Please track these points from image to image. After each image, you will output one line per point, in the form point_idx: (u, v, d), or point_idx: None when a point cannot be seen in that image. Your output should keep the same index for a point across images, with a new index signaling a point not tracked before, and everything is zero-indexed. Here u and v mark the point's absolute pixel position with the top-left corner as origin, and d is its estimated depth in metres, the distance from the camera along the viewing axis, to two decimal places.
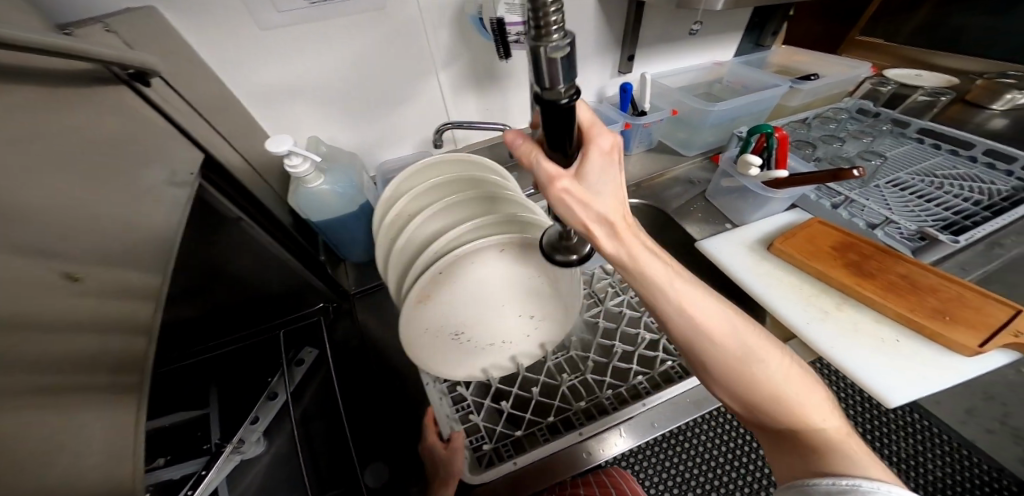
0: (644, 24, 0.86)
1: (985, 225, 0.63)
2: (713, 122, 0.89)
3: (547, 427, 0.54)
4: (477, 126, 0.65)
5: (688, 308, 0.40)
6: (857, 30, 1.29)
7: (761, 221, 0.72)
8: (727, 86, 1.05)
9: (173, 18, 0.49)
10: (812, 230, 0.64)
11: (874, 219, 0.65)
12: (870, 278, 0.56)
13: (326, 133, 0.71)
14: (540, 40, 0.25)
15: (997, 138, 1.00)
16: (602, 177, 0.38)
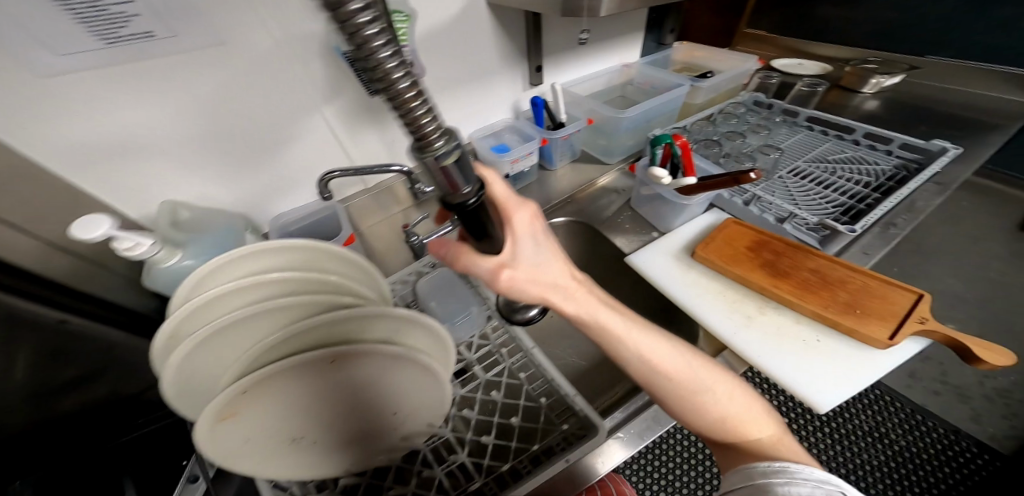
0: (544, 35, 0.83)
1: (877, 208, 0.68)
2: (627, 127, 0.89)
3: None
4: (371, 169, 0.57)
5: (645, 350, 0.40)
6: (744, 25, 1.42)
7: (684, 226, 0.73)
8: (638, 89, 1.07)
9: None
10: (732, 231, 0.66)
11: (782, 214, 0.68)
12: (788, 276, 0.58)
13: (186, 190, 0.59)
14: (426, 157, 0.24)
15: (870, 119, 1.12)
16: (537, 250, 0.40)
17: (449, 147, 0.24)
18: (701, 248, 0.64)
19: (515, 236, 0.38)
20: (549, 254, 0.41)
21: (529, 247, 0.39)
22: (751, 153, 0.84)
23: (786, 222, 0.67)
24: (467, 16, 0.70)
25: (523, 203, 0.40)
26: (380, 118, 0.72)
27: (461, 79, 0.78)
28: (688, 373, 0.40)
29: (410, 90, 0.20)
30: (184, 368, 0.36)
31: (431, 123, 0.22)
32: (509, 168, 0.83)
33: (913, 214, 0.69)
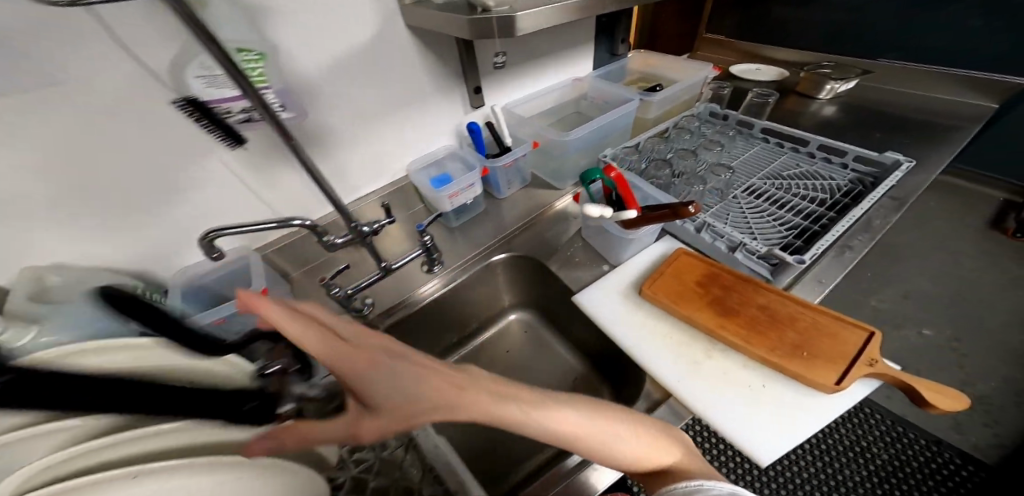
0: (478, 55, 0.78)
1: (831, 231, 0.67)
2: (575, 150, 0.85)
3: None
4: (260, 226, 0.50)
5: (565, 431, 0.33)
6: (705, 28, 1.46)
7: (636, 256, 0.71)
8: (592, 105, 1.02)
9: None
10: (682, 265, 0.65)
11: (733, 242, 0.66)
12: (736, 314, 0.57)
13: (58, 249, 0.53)
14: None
15: (831, 125, 1.09)
16: (391, 384, 0.30)
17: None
18: (649, 287, 0.63)
19: (350, 371, 0.31)
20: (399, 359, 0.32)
21: (375, 373, 0.30)
22: (704, 174, 0.81)
23: (738, 251, 0.65)
24: (380, 42, 0.64)
25: (340, 323, 0.35)
26: (293, 157, 0.66)
27: (387, 108, 0.72)
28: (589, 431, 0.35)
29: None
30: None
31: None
32: (448, 202, 0.77)
33: (862, 236, 0.70)
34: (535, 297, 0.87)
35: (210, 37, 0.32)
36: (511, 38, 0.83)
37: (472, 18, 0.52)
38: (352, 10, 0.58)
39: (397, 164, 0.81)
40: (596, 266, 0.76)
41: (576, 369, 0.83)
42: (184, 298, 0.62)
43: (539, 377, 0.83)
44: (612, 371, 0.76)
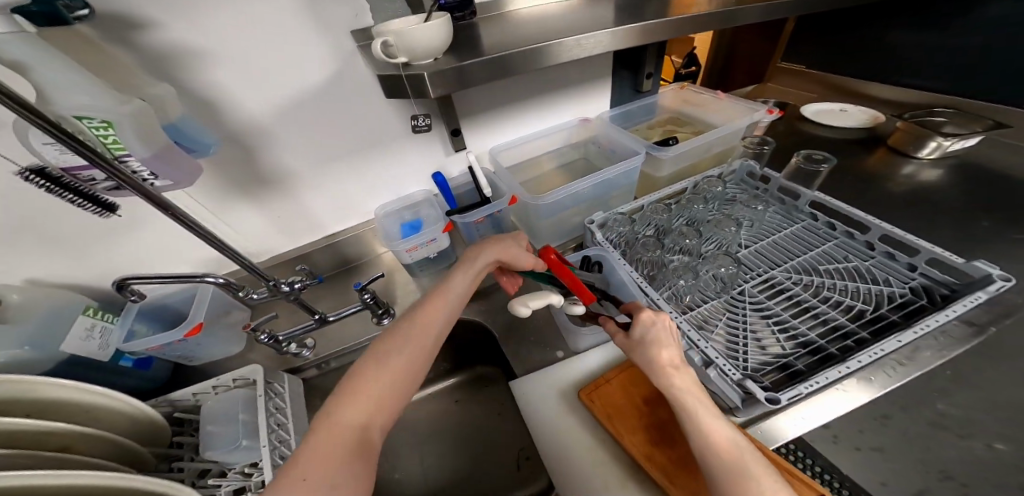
0: (459, 96, 0.69)
1: (847, 362, 0.47)
2: (550, 213, 0.73)
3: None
4: (173, 280, 0.51)
5: (699, 419, 0.37)
6: (777, 56, 1.21)
7: (592, 352, 0.66)
8: (598, 152, 0.84)
9: None
10: (635, 370, 0.60)
11: (711, 357, 0.50)
12: (665, 440, 0.51)
13: (33, 271, 0.58)
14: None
15: (931, 195, 0.82)
16: (646, 327, 0.44)
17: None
18: (588, 390, 0.58)
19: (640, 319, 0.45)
20: (665, 335, 0.43)
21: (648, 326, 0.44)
22: (704, 257, 0.68)
23: (709, 367, 0.49)
24: (338, 81, 0.60)
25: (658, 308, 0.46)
26: (252, 192, 0.65)
27: (353, 150, 0.68)
28: (684, 384, 0.40)
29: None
30: None
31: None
32: (406, 255, 0.73)
33: (882, 377, 0.50)
34: (497, 356, 0.80)
35: (39, 120, 0.30)
36: (489, 84, 0.70)
37: (382, 74, 0.44)
38: (302, 43, 0.54)
39: (365, 205, 0.78)
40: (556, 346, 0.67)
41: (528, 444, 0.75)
42: (143, 317, 0.66)
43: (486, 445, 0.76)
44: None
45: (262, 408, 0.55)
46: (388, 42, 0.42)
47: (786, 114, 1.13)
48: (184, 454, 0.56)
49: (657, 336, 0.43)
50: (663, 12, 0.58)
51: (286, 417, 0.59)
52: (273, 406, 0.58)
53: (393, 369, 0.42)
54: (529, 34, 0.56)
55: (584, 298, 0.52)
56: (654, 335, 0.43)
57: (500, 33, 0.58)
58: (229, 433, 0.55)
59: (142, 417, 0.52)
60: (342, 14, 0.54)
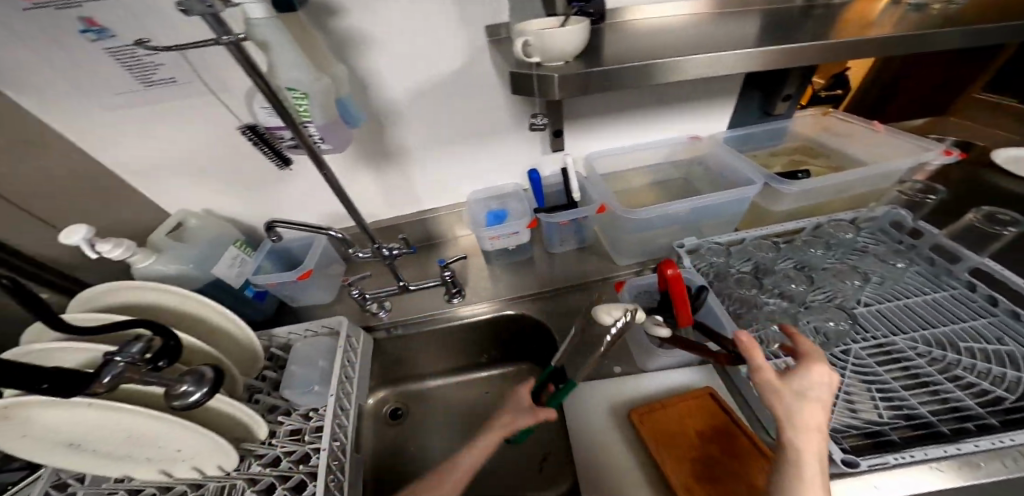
0: (569, 101, 0.69)
1: (955, 445, 0.41)
2: (639, 228, 0.70)
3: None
4: (302, 226, 0.60)
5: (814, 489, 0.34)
6: (974, 87, 0.97)
7: (653, 376, 0.62)
8: (706, 173, 0.79)
9: (30, 106, 0.54)
10: (695, 404, 0.56)
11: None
12: (715, 484, 0.48)
13: (206, 203, 0.74)
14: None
15: None
16: (814, 386, 0.38)
17: (205, 394, 0.43)
18: (638, 411, 0.56)
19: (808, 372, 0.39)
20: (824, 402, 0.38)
21: (812, 384, 0.39)
22: (809, 306, 0.59)
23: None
24: (463, 73, 0.64)
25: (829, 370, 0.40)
26: (370, 163, 0.74)
27: (461, 139, 0.73)
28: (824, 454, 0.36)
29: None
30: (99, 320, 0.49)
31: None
32: (488, 243, 0.77)
33: (995, 465, 0.41)
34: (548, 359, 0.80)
35: (262, 83, 0.37)
36: (603, 93, 0.69)
37: (515, 70, 0.47)
38: (442, 37, 0.59)
39: (459, 190, 0.83)
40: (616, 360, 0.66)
41: (556, 449, 0.75)
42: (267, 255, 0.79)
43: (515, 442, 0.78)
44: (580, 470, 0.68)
45: (339, 360, 0.64)
46: (528, 41, 0.45)
47: (964, 158, 0.91)
48: (261, 388, 0.66)
49: (818, 399, 0.38)
50: (825, 34, 0.52)
51: (354, 374, 0.67)
52: (346, 359, 0.67)
53: None
54: (659, 46, 0.55)
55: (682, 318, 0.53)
56: (815, 394, 0.38)
57: (630, 41, 0.57)
58: (307, 375, 0.66)
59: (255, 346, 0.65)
60: (483, 12, 0.57)
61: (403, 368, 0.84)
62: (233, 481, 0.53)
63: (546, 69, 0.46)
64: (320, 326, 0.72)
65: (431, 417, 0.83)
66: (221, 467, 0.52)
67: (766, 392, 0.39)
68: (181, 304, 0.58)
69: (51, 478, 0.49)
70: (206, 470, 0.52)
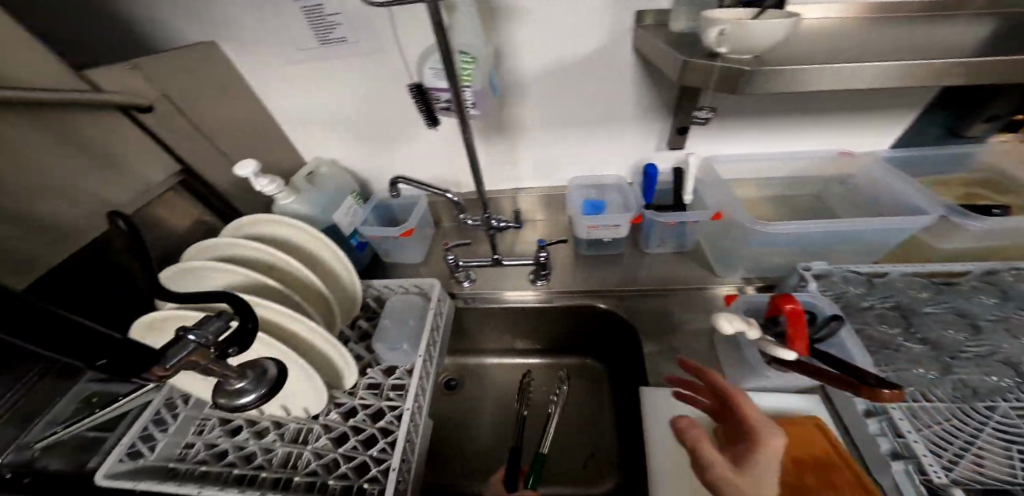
0: (706, 97, 0.65)
1: None
2: (761, 243, 0.65)
3: (233, 476, 0.55)
4: (426, 186, 0.63)
5: None
6: None
7: (749, 394, 0.56)
8: (852, 194, 0.70)
9: (231, 54, 0.64)
10: (798, 434, 0.50)
11: (907, 451, 0.44)
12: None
13: (337, 154, 0.82)
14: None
15: None
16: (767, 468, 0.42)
17: (259, 395, 0.43)
18: (727, 426, 0.51)
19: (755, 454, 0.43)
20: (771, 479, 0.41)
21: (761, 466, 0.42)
22: (960, 358, 0.51)
23: (896, 459, 0.44)
24: (598, 56, 0.63)
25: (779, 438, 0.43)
26: (485, 135, 0.77)
27: (578, 124, 0.73)
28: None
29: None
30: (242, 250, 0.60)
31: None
32: (584, 231, 0.75)
33: None
34: (618, 359, 0.78)
35: (443, 44, 0.39)
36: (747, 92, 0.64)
37: (693, 62, 0.44)
38: (590, 21, 0.58)
39: (561, 174, 0.83)
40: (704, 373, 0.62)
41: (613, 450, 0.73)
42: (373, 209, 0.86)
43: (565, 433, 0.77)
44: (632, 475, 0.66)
45: (429, 323, 0.67)
46: (723, 31, 0.41)
47: None
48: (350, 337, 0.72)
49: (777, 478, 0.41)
50: None
51: (437, 338, 0.69)
52: (435, 324, 0.69)
53: None
54: (839, 46, 0.49)
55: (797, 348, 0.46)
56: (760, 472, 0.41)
57: (800, 39, 0.52)
58: (398, 332, 0.68)
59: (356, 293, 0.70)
60: None
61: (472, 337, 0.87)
62: (313, 425, 0.61)
63: (733, 61, 0.43)
64: (412, 284, 0.75)
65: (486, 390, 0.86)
66: (308, 409, 0.61)
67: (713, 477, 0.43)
68: (307, 239, 0.66)
69: (167, 394, 0.62)
70: (292, 409, 0.61)
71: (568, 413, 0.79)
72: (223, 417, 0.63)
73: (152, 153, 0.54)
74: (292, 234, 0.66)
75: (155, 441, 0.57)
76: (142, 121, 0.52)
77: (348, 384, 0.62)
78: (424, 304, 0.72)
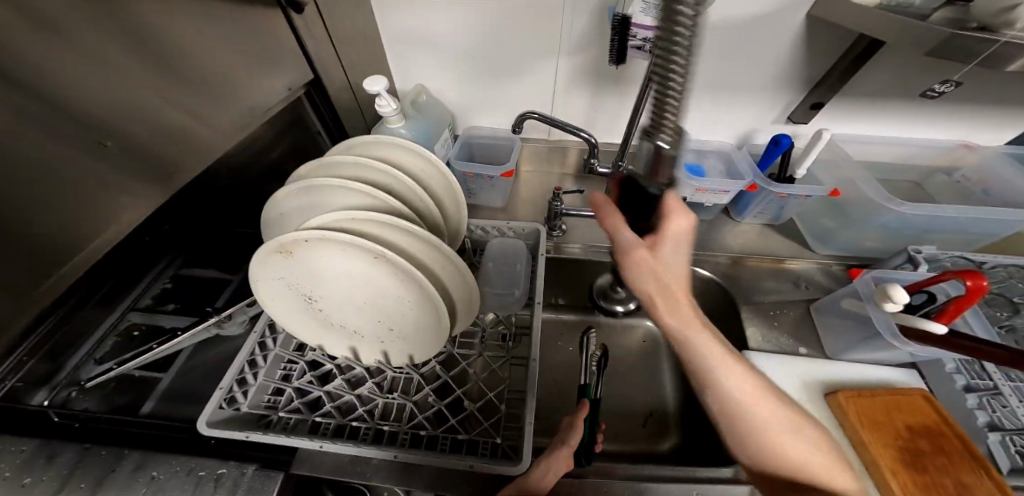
0: (859, 73, 0.64)
1: None
2: (884, 224, 0.67)
3: (333, 428, 0.47)
4: (561, 126, 0.59)
5: (704, 353, 0.41)
6: None
7: (855, 365, 0.59)
8: (956, 186, 0.74)
9: None
10: (906, 401, 0.52)
11: (1004, 424, 0.49)
12: (934, 480, 0.46)
13: (432, 85, 0.76)
14: (655, 138, 0.30)
15: None
16: (678, 252, 0.40)
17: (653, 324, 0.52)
18: (844, 393, 0.53)
19: (661, 239, 0.40)
20: (681, 265, 0.40)
21: (669, 253, 0.40)
22: None
23: (994, 430, 0.49)
24: (762, 20, 0.60)
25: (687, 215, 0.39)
26: (601, 84, 0.72)
27: (704, 82, 0.70)
28: (784, 424, 0.41)
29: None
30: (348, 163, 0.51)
31: (682, 55, 0.25)
32: (691, 193, 0.74)
33: None
34: None
35: None
36: (897, 69, 0.63)
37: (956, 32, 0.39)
38: None
39: None
40: (805, 344, 0.64)
41: (671, 412, 0.76)
42: (460, 148, 0.80)
43: (628, 391, 0.79)
44: (700, 429, 0.69)
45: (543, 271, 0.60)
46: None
47: None
48: None
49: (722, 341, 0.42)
50: None
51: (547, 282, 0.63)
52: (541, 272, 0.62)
53: (562, 460, 0.47)
54: None
55: (942, 319, 0.49)
56: (661, 256, 0.40)
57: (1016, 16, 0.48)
58: (509, 275, 0.62)
59: (461, 227, 0.61)
60: None
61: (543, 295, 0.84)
62: (415, 375, 0.51)
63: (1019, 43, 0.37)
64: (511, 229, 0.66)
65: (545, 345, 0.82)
66: (412, 357, 0.50)
67: (628, 272, 0.41)
68: (428, 176, 0.57)
69: (260, 331, 0.51)
70: (392, 357, 0.51)
71: (637, 372, 0.81)
72: (311, 361, 0.52)
73: (281, 54, 0.47)
74: (395, 155, 0.56)
75: (249, 386, 0.47)
76: (293, 20, 0.47)
77: (456, 334, 0.52)
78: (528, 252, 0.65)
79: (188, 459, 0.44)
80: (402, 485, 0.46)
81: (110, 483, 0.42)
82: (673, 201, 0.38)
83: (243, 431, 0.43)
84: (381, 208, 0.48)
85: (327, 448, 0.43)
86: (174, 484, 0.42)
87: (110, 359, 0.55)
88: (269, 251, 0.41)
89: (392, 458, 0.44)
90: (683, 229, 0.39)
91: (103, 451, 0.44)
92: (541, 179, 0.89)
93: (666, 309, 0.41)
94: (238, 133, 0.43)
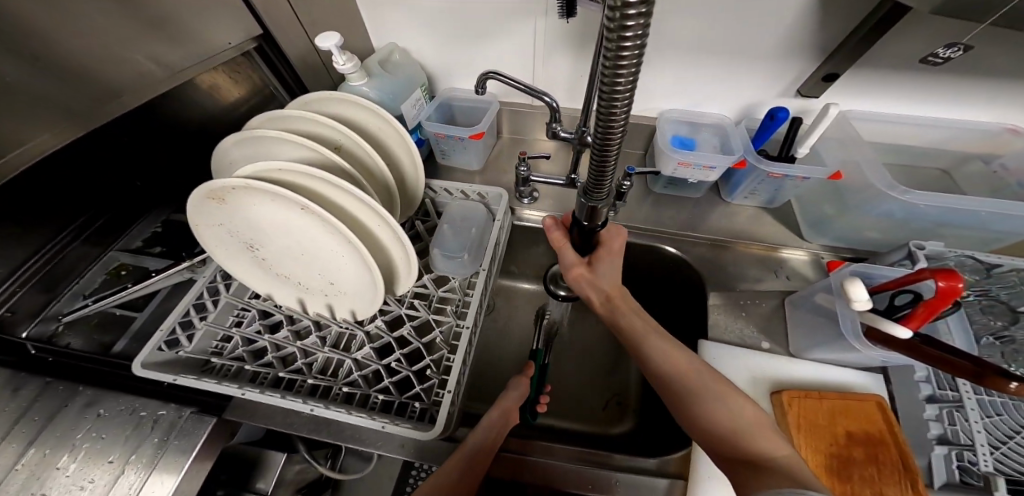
0: (885, 39, 0.55)
1: None
2: (888, 214, 0.60)
3: (270, 378, 0.51)
4: (522, 87, 0.55)
5: (668, 354, 0.46)
6: None
7: (817, 366, 0.56)
8: (992, 177, 0.64)
9: None
10: (856, 407, 0.49)
11: (957, 438, 0.45)
12: (857, 489, 0.44)
13: (408, 43, 0.73)
14: (590, 198, 0.44)
15: None
16: (610, 268, 0.52)
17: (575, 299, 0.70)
18: (789, 393, 0.51)
19: (599, 261, 0.52)
20: (613, 277, 0.52)
21: (604, 269, 0.52)
22: None
23: (942, 444, 0.46)
24: None
25: (616, 237, 0.53)
26: (585, 46, 0.66)
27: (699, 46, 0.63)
28: (705, 389, 0.43)
29: (631, 35, 0.25)
30: (297, 118, 0.50)
31: (623, 99, 0.30)
32: (673, 168, 0.68)
33: None
34: (661, 304, 0.77)
35: None
36: (933, 37, 0.53)
37: None
38: None
39: (656, 102, 0.74)
40: (771, 338, 0.60)
41: (630, 393, 0.75)
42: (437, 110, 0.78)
43: (590, 370, 0.78)
44: (652, 415, 0.68)
45: (494, 238, 0.59)
46: None
47: None
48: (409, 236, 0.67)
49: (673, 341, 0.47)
50: None
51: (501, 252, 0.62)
52: (496, 238, 0.61)
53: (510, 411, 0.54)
54: None
55: (910, 323, 0.44)
56: (597, 271, 0.52)
57: None
58: (460, 238, 0.61)
59: (420, 189, 0.61)
60: None
61: (515, 266, 0.83)
62: (358, 331, 0.52)
63: None
64: (475, 191, 0.65)
65: (512, 316, 0.83)
66: (352, 314, 0.52)
67: (574, 285, 0.54)
68: (385, 134, 0.56)
69: (211, 278, 0.54)
70: (335, 313, 0.53)
71: (603, 350, 0.81)
72: (263, 310, 0.56)
73: (225, 11, 0.46)
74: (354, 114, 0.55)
75: (195, 331, 0.51)
76: None
77: (400, 293, 0.53)
78: (488, 218, 0.64)
79: (133, 400, 0.50)
80: (326, 436, 0.50)
81: (61, 418, 0.48)
82: (616, 235, 0.53)
83: (174, 374, 0.46)
84: (323, 164, 0.48)
85: (252, 396, 0.47)
86: (118, 421, 0.48)
87: (90, 297, 0.58)
88: (202, 198, 0.43)
89: (311, 411, 0.46)
90: (614, 247, 0.53)
91: (62, 386, 0.50)
92: (524, 147, 0.85)
93: (608, 307, 0.52)
94: (180, 80, 0.43)
